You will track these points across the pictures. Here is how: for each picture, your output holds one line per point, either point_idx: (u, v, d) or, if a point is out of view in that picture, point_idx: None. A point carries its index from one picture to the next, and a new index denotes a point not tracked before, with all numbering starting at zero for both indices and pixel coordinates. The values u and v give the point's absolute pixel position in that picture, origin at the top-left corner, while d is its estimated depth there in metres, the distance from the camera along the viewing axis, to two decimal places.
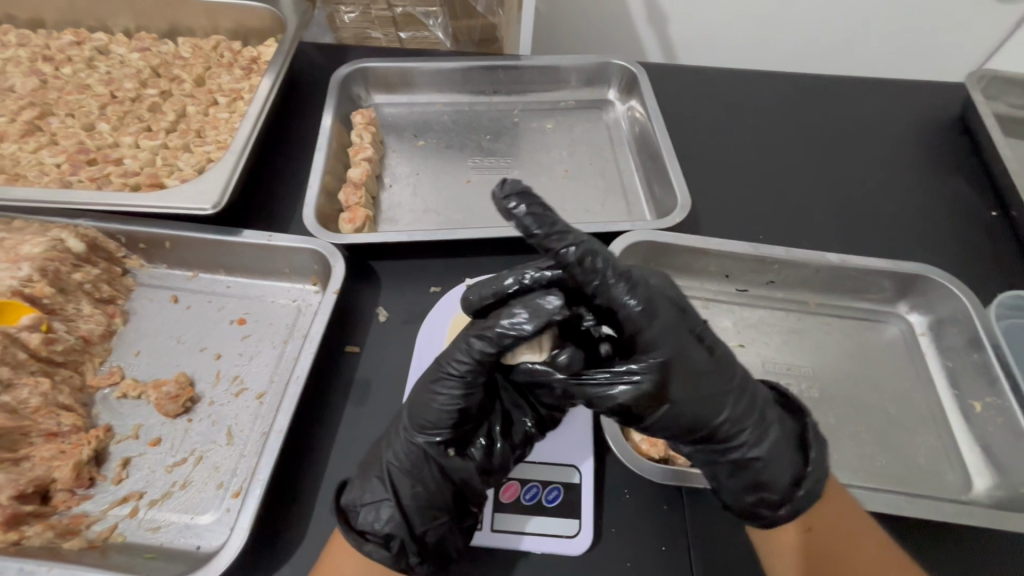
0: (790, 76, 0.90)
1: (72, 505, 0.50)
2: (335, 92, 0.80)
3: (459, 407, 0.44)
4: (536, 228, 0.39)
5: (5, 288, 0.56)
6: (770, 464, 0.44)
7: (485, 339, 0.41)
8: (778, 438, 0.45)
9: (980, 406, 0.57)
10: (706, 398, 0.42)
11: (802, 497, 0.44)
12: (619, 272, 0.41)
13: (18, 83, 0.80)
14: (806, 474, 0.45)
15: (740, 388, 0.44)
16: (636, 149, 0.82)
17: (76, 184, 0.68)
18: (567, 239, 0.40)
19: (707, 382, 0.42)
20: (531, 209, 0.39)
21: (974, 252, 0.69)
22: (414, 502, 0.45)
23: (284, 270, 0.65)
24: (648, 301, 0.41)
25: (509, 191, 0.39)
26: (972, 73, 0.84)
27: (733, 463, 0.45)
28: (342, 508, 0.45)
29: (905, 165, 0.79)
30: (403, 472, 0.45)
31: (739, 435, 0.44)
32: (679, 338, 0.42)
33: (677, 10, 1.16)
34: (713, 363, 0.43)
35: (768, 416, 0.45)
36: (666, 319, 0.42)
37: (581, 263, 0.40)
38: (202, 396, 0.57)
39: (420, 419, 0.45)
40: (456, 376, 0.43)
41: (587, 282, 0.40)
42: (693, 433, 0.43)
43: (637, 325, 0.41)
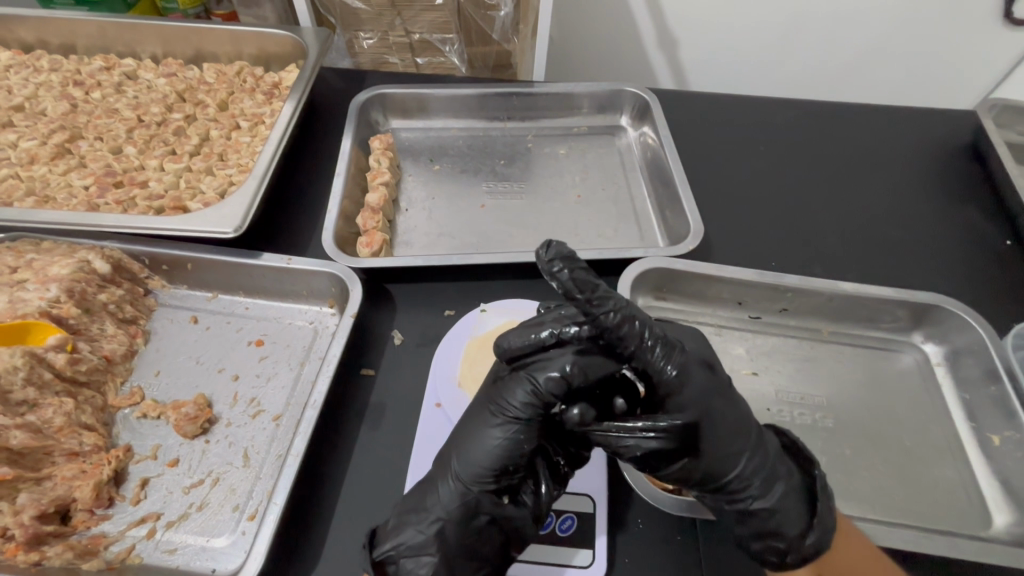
0: (801, 103, 0.92)
1: (91, 525, 0.50)
2: (354, 117, 0.82)
3: (517, 453, 0.44)
4: (578, 293, 0.40)
5: (33, 309, 0.57)
6: (780, 517, 0.44)
7: (557, 379, 0.43)
8: (784, 491, 0.45)
9: (999, 439, 0.57)
10: (725, 455, 0.43)
11: (809, 546, 0.43)
12: (657, 336, 0.43)
13: (50, 107, 0.83)
14: (814, 526, 0.44)
15: (755, 445, 0.44)
16: (648, 174, 0.83)
17: (103, 206, 0.70)
18: (607, 304, 0.41)
19: (731, 441, 0.44)
20: (573, 275, 0.40)
21: (990, 281, 0.69)
22: (464, 554, 0.44)
23: (302, 292, 0.66)
24: (683, 366, 0.43)
25: (554, 255, 0.40)
26: (982, 102, 0.85)
27: (739, 512, 0.45)
28: (377, 561, 0.45)
29: (918, 194, 0.80)
30: (452, 523, 0.44)
31: (747, 488, 0.44)
32: (707, 400, 0.44)
33: (688, 36, 1.18)
34: (735, 422, 0.44)
35: (778, 470, 0.45)
36: (698, 382, 0.43)
37: (620, 328, 0.41)
38: (220, 417, 0.57)
39: (476, 467, 0.45)
40: (520, 420, 0.44)
41: (626, 346, 0.42)
42: (706, 483, 0.45)
43: (670, 388, 0.43)
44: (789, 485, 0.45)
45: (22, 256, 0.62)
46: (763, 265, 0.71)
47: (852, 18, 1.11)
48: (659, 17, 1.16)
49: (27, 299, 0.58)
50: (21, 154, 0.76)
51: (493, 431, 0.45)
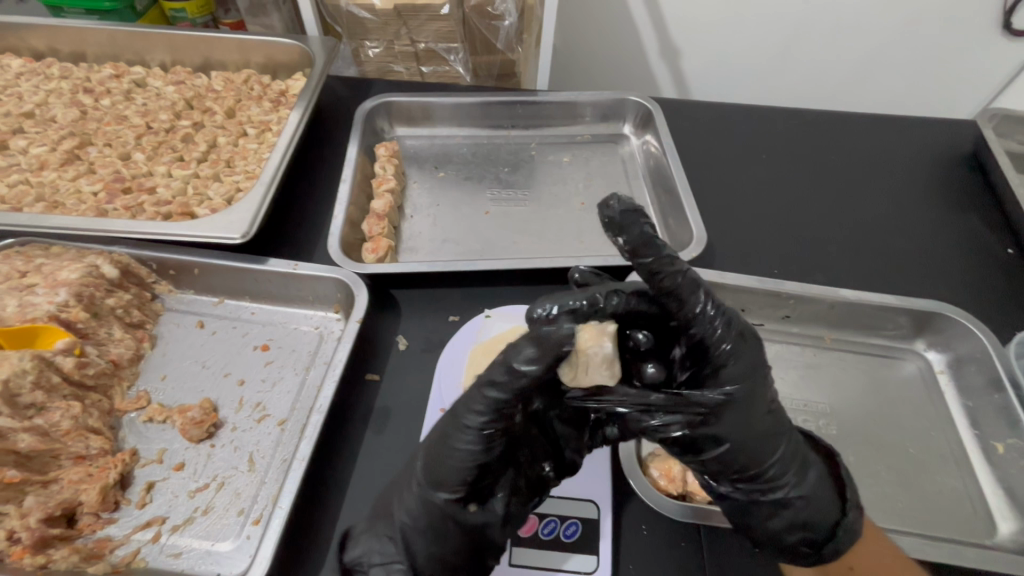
0: (802, 112, 0.92)
1: (96, 529, 0.51)
2: (360, 125, 0.83)
3: (476, 463, 0.43)
4: (644, 251, 0.38)
5: (42, 312, 0.58)
6: (813, 506, 0.45)
7: (517, 388, 0.40)
8: (816, 479, 0.45)
9: (1002, 447, 0.57)
10: (764, 440, 0.43)
11: (842, 535, 0.45)
12: (717, 307, 0.40)
13: (59, 114, 0.84)
14: (848, 512, 0.45)
15: (790, 432, 0.44)
16: (651, 182, 0.84)
17: (112, 212, 0.71)
18: (672, 267, 0.39)
19: (769, 425, 0.43)
20: (641, 229, 0.38)
21: (992, 290, 0.70)
22: (432, 561, 0.45)
23: (308, 298, 0.67)
24: (738, 342, 0.40)
25: (620, 208, 0.38)
26: (982, 112, 0.86)
27: (773, 503, 0.45)
28: (347, 567, 0.47)
29: (919, 202, 0.80)
30: (415, 530, 0.45)
31: (784, 475, 0.44)
32: (757, 380, 0.41)
33: (690, 45, 1.19)
34: (773, 406, 0.43)
35: (807, 458, 0.46)
36: (749, 360, 0.41)
37: (682, 294, 0.39)
38: (225, 421, 0.58)
39: (440, 479, 0.43)
40: (479, 432, 0.41)
41: (687, 314, 0.40)
42: (744, 472, 0.44)
43: (721, 365, 0.40)
44: (819, 473, 0.46)
45: (31, 260, 0.63)
46: (765, 272, 0.71)
47: (853, 28, 1.12)
48: (662, 27, 1.17)
49: (36, 303, 0.59)
50: (31, 160, 0.77)
51: (453, 444, 0.43)
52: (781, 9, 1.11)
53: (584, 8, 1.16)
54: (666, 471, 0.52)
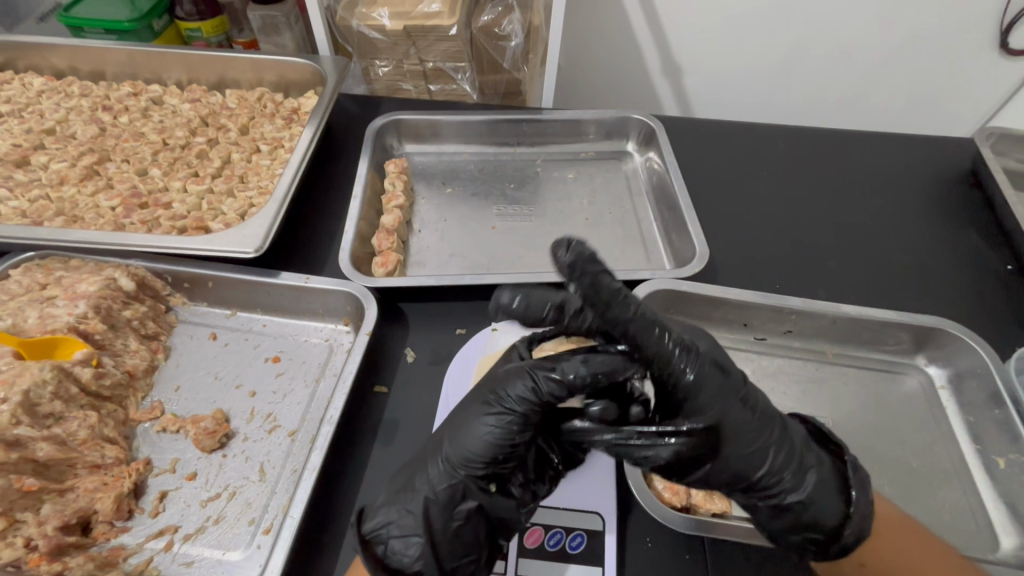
0: (802, 130, 0.94)
1: (110, 537, 0.52)
2: (370, 141, 0.85)
3: (507, 443, 0.45)
4: (594, 298, 0.42)
5: (62, 324, 0.59)
6: (815, 509, 0.45)
7: (556, 381, 0.43)
8: (818, 481, 0.45)
9: (1004, 462, 0.57)
10: (748, 455, 0.44)
11: (849, 534, 0.44)
12: (673, 341, 0.43)
13: (79, 131, 0.87)
14: (851, 515, 0.45)
15: (781, 439, 0.45)
16: (653, 199, 0.86)
17: (129, 226, 0.73)
18: (626, 308, 0.42)
19: (751, 440, 0.44)
20: (591, 272, 0.42)
21: (992, 305, 0.70)
22: (450, 536, 0.45)
23: (319, 310, 0.68)
24: (700, 369, 0.43)
25: (570, 253, 0.42)
26: (980, 130, 0.87)
27: (774, 508, 0.46)
28: (367, 539, 0.46)
29: (919, 219, 0.81)
30: (438, 505, 0.46)
31: (779, 483, 0.44)
32: (726, 401, 0.43)
33: (692, 64, 1.22)
34: (755, 420, 0.44)
35: (806, 461, 0.46)
36: (715, 383, 0.43)
37: (637, 333, 0.42)
38: (237, 432, 0.59)
39: (466, 453, 0.46)
40: (511, 410, 0.45)
41: (643, 350, 0.42)
42: (735, 484, 0.45)
43: (688, 392, 0.43)
44: (820, 475, 0.46)
45: (51, 273, 0.65)
46: (767, 288, 0.73)
47: (852, 47, 1.15)
48: (665, 46, 1.20)
49: (57, 315, 0.60)
50: (51, 176, 0.80)
51: (485, 418, 0.46)
52: (781, 29, 1.13)
53: (589, 28, 1.18)
54: (670, 483, 0.53)
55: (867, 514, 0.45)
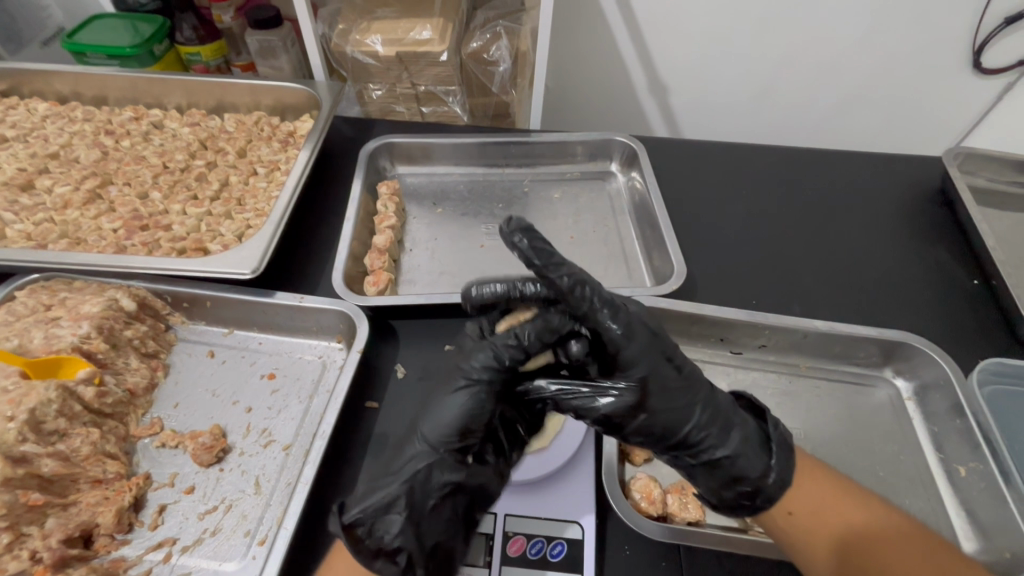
0: (779, 150, 0.98)
1: (112, 550, 0.54)
2: (363, 164, 0.89)
3: (482, 413, 0.49)
4: (536, 259, 0.46)
5: (66, 344, 0.62)
6: (740, 462, 0.51)
7: (514, 345, 0.49)
8: (740, 438, 0.52)
9: (965, 470, 0.60)
10: (677, 410, 0.50)
11: (771, 483, 0.52)
12: (604, 299, 0.48)
13: (82, 155, 0.90)
14: (772, 466, 0.52)
15: (706, 399, 0.51)
16: (636, 217, 0.89)
17: (130, 248, 0.76)
18: (562, 270, 0.46)
19: (676, 394, 0.50)
20: (532, 244, 0.47)
21: (956, 319, 0.74)
22: (430, 511, 0.49)
23: (313, 328, 0.71)
24: (628, 326, 0.48)
25: (515, 229, 0.48)
26: (949, 150, 0.90)
27: (705, 464, 0.52)
28: (348, 525, 0.47)
29: (889, 235, 0.85)
30: (420, 480, 0.49)
31: (706, 438, 0.51)
32: (654, 356, 0.49)
33: (678, 84, 1.26)
34: (683, 379, 0.51)
35: (731, 420, 0.52)
36: (641, 340, 0.49)
37: (573, 291, 0.46)
38: (234, 447, 0.61)
39: (442, 431, 0.49)
40: (482, 381, 0.49)
41: (578, 308, 0.47)
42: (668, 438, 0.51)
43: (618, 346, 0.48)
44: (743, 433, 0.52)
45: (56, 294, 0.67)
46: (745, 303, 0.76)
47: (829, 67, 1.19)
48: (651, 66, 1.24)
49: (61, 335, 0.63)
50: (56, 200, 0.83)
51: (456, 395, 0.49)
52: (761, 51, 1.18)
53: (578, 51, 1.22)
54: (647, 493, 0.56)
55: (786, 467, 0.53)
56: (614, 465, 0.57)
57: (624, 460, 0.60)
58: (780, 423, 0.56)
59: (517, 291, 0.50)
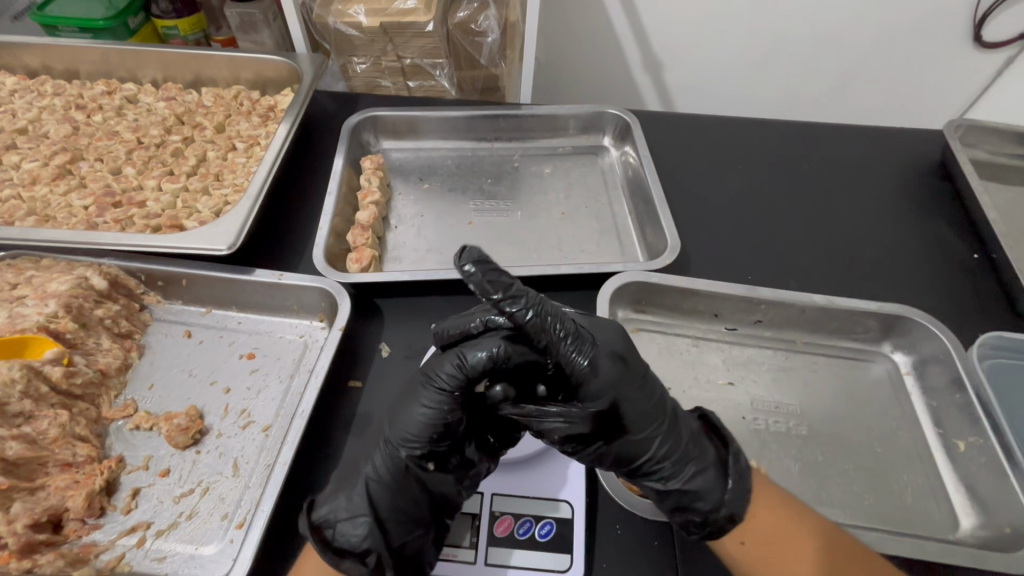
0: (776, 124, 0.95)
1: (82, 534, 0.52)
2: (347, 139, 0.85)
3: (442, 421, 0.47)
4: (493, 292, 0.43)
5: (32, 323, 0.59)
6: (696, 495, 0.48)
7: (484, 358, 0.46)
8: (699, 472, 0.49)
9: (964, 445, 0.59)
10: (636, 440, 0.48)
11: (722, 515, 0.47)
12: (568, 330, 0.46)
13: (52, 130, 0.87)
14: (727, 503, 0.48)
15: (669, 430, 0.49)
16: (629, 193, 0.87)
17: (102, 225, 0.73)
18: (521, 303, 0.44)
19: (637, 426, 0.48)
20: (486, 275, 0.43)
21: (956, 295, 0.72)
22: (395, 515, 0.47)
23: (294, 307, 0.69)
24: (593, 359, 0.47)
25: (469, 257, 0.42)
26: (949, 123, 0.88)
27: (655, 491, 0.50)
28: (314, 525, 0.46)
29: (887, 210, 0.83)
30: (381, 485, 0.48)
31: (660, 468, 0.49)
32: (622, 389, 0.47)
33: (673, 59, 1.23)
34: (645, 409, 0.48)
35: (693, 451, 0.49)
36: (608, 373, 0.47)
37: (532, 326, 0.44)
38: (211, 428, 0.59)
39: (405, 435, 0.48)
40: (445, 391, 0.47)
41: (538, 341, 0.45)
42: (622, 463, 0.49)
43: (581, 379, 0.46)
44: (706, 466, 0.49)
45: (22, 273, 0.64)
46: (740, 279, 0.74)
47: (827, 41, 1.16)
48: (645, 41, 1.20)
49: (26, 315, 0.60)
50: (23, 175, 0.79)
51: (417, 403, 0.48)
52: (758, 25, 1.14)
53: (571, 25, 1.19)
54: None
55: (743, 499, 0.48)
56: None
57: None
58: (743, 456, 0.50)
59: (488, 323, 0.49)
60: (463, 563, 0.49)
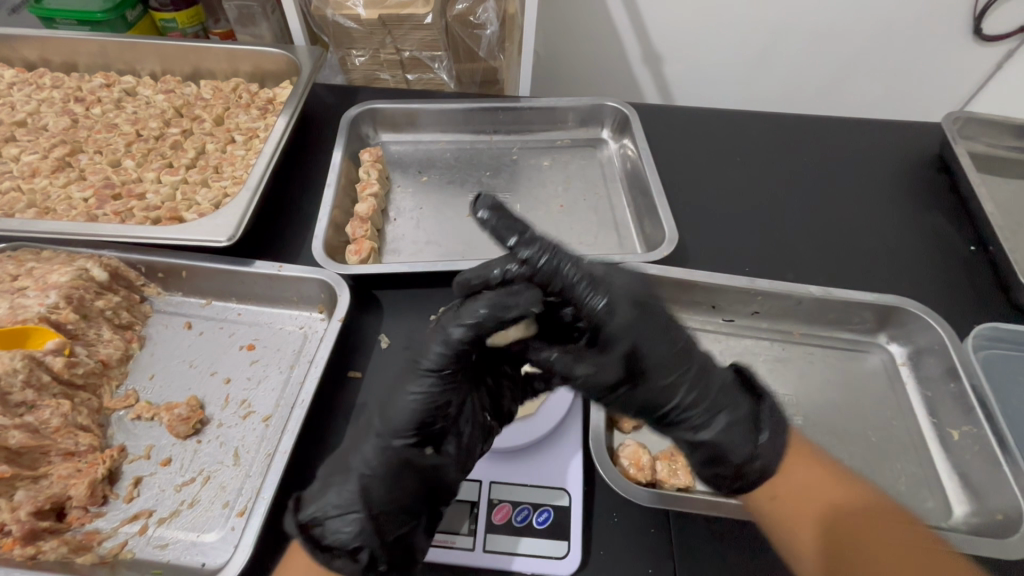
0: (775, 116, 0.95)
1: (85, 522, 0.52)
2: (346, 131, 0.86)
3: (433, 405, 0.46)
4: (508, 236, 0.45)
5: (33, 314, 0.60)
6: (724, 444, 0.51)
7: (466, 328, 0.43)
8: (729, 422, 0.51)
9: (957, 434, 0.59)
10: (664, 388, 0.49)
11: (754, 468, 0.51)
12: (582, 275, 0.46)
13: (51, 123, 0.87)
14: (757, 453, 0.52)
15: (696, 378, 0.50)
16: (628, 185, 0.87)
17: (102, 217, 0.73)
18: (535, 248, 0.45)
19: (664, 373, 0.49)
20: (499, 219, 0.45)
21: (952, 286, 0.72)
22: (387, 509, 0.46)
23: (293, 298, 0.69)
24: (613, 302, 0.46)
25: (483, 205, 0.45)
26: (948, 115, 0.88)
27: (687, 442, 0.52)
28: (302, 524, 0.46)
29: (885, 202, 0.83)
30: (373, 478, 0.46)
31: (692, 418, 0.50)
32: (642, 334, 0.47)
33: (672, 52, 1.23)
34: (671, 356, 0.49)
35: (721, 403, 0.51)
36: (626, 316, 0.46)
37: (547, 270, 0.45)
38: (212, 418, 0.60)
39: (395, 424, 0.46)
40: (433, 373, 0.45)
41: (553, 286, 0.45)
42: (651, 412, 0.50)
43: (598, 322, 0.46)
44: (734, 417, 0.51)
45: (23, 264, 0.65)
46: (737, 270, 0.74)
47: (828, 33, 1.15)
48: (645, 35, 1.20)
49: (28, 305, 0.61)
50: (22, 167, 0.80)
51: (407, 388, 0.46)
52: (758, 17, 1.14)
53: (571, 18, 1.18)
54: (635, 460, 0.55)
55: (774, 454, 0.52)
56: (601, 433, 0.55)
57: (613, 428, 0.59)
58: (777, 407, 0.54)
59: (507, 274, 0.45)
60: (461, 550, 0.49)
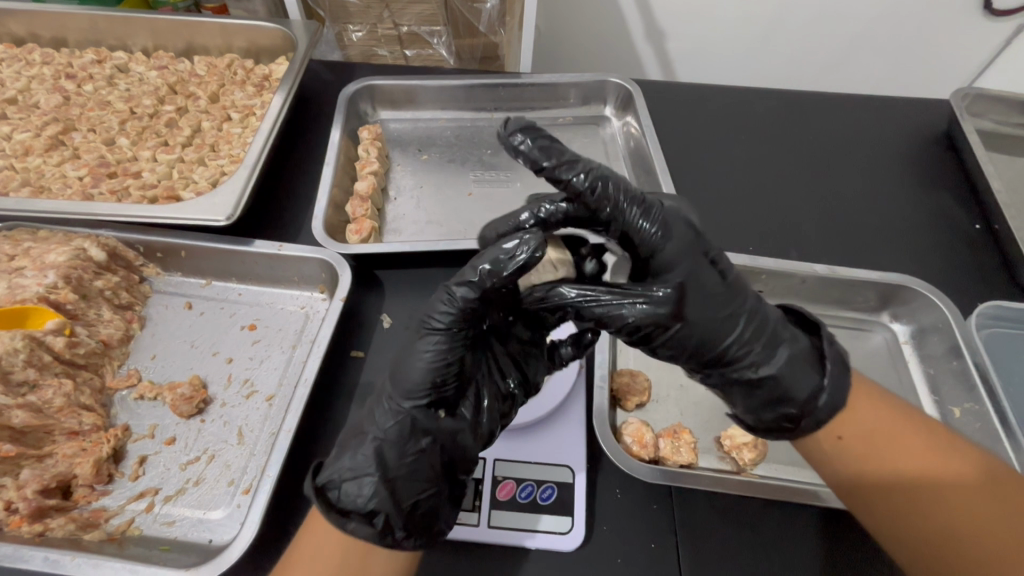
0: (781, 93, 0.93)
1: (92, 500, 0.53)
2: (344, 109, 0.84)
3: (446, 361, 0.45)
4: (545, 159, 0.44)
5: (32, 293, 0.59)
6: (784, 380, 0.47)
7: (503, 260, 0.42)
8: (790, 356, 0.48)
9: (959, 411, 0.59)
10: (717, 322, 0.46)
11: (823, 405, 0.47)
12: (632, 198, 0.45)
13: (43, 100, 0.85)
14: (824, 387, 0.48)
15: (752, 311, 0.47)
16: (631, 164, 0.86)
17: (98, 196, 0.72)
18: (577, 169, 0.44)
19: (718, 307, 0.46)
20: (535, 142, 0.45)
21: (957, 264, 0.72)
22: (405, 472, 0.45)
23: (294, 278, 0.68)
24: (662, 224, 0.45)
25: (515, 129, 0.45)
26: (957, 91, 0.86)
27: (747, 381, 0.48)
28: (319, 487, 0.44)
29: (891, 180, 0.82)
30: (391, 443, 0.45)
31: (749, 354, 0.47)
32: (693, 262, 0.45)
33: (675, 27, 1.20)
34: (724, 289, 0.46)
35: (780, 335, 0.48)
36: (678, 241, 0.45)
37: (592, 189, 0.44)
38: (215, 398, 0.60)
39: (407, 384, 0.46)
40: (443, 328, 0.45)
41: (600, 207, 0.44)
42: (703, 355, 0.47)
43: (651, 247, 0.44)
44: (794, 350, 0.48)
45: (19, 244, 0.64)
46: (740, 249, 0.73)
47: (835, 8, 1.13)
48: (647, 10, 1.17)
49: (25, 285, 0.60)
50: (15, 145, 0.78)
51: (416, 347, 0.46)
52: None
53: None
54: (639, 437, 0.55)
55: (840, 391, 0.48)
56: (605, 412, 0.56)
57: (616, 406, 0.59)
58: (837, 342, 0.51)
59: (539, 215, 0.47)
60: (467, 526, 0.50)
